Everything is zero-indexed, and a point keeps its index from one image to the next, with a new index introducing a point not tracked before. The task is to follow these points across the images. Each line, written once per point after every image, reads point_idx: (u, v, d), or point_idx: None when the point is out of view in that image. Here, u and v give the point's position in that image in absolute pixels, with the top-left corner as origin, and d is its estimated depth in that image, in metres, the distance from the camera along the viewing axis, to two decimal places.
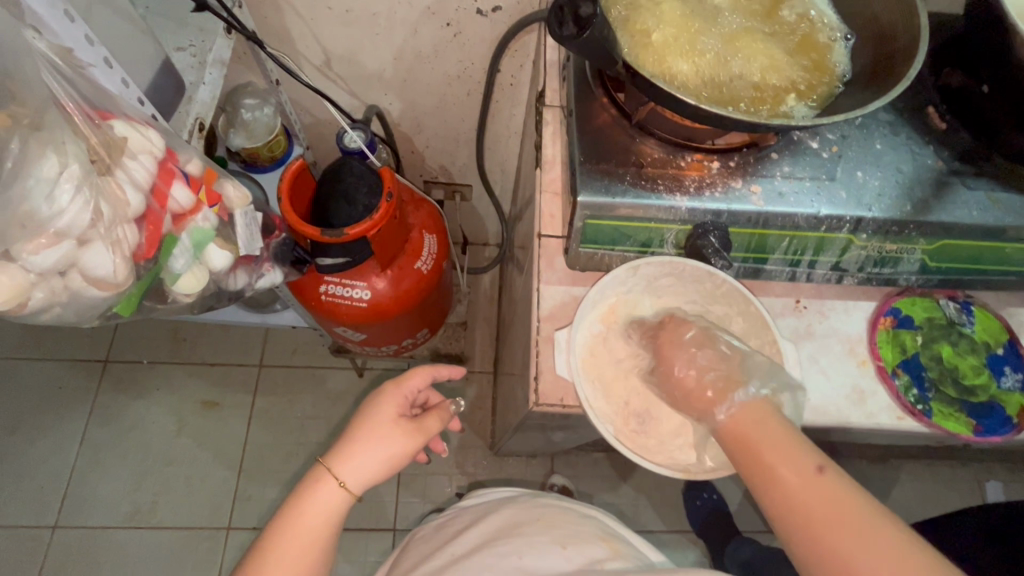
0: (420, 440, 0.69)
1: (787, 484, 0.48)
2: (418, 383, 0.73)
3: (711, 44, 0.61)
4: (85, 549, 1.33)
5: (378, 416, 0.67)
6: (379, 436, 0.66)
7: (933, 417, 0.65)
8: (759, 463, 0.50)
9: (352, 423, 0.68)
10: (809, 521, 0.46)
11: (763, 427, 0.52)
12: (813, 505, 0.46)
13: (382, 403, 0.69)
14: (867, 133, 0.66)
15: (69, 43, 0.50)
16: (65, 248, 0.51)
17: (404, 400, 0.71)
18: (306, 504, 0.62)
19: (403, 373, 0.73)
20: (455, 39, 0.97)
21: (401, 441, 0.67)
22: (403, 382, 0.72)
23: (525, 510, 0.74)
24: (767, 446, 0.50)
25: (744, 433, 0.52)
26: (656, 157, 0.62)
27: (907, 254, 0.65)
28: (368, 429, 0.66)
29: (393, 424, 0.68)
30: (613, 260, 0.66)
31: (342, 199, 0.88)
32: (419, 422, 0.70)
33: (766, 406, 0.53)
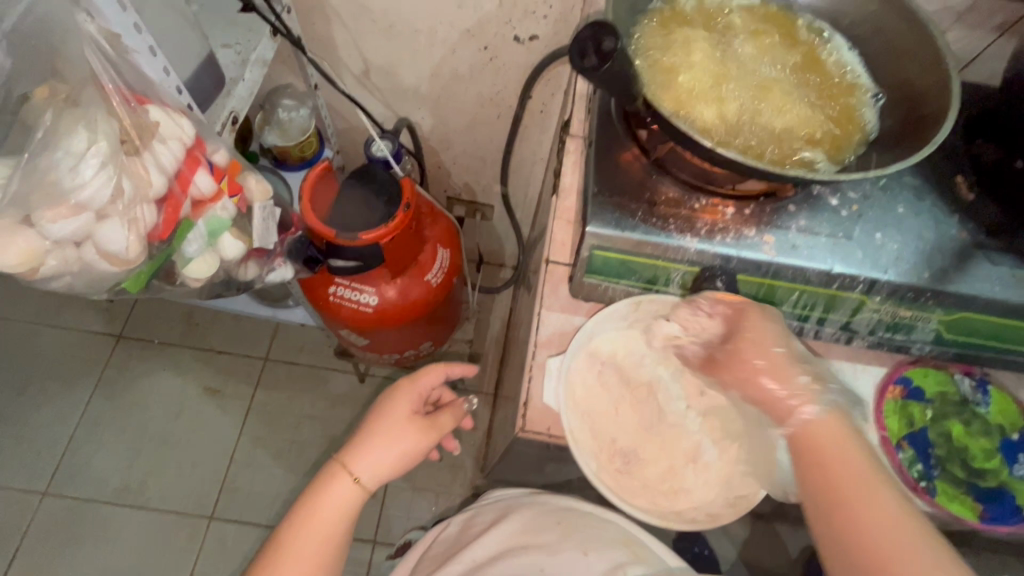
0: (433, 437, 0.69)
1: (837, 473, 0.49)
2: (432, 380, 0.73)
3: (737, 91, 0.61)
4: (70, 519, 1.34)
5: (392, 412, 0.68)
6: (391, 434, 0.66)
7: (937, 496, 0.62)
8: (818, 454, 0.51)
9: (367, 419, 0.68)
10: (861, 532, 0.47)
11: (844, 439, 0.51)
12: (856, 497, 0.48)
13: (398, 400, 0.69)
14: (891, 195, 0.65)
15: (117, 28, 0.53)
16: (84, 220, 0.53)
17: (418, 398, 0.71)
18: (320, 499, 0.62)
19: (417, 370, 0.73)
20: (490, 63, 0.99)
21: (415, 438, 0.67)
22: (417, 379, 0.72)
23: (544, 511, 0.74)
24: (836, 445, 0.51)
25: (821, 441, 0.51)
26: (670, 196, 0.62)
27: (922, 322, 0.63)
28: (384, 426, 0.67)
29: (408, 421, 0.68)
30: (617, 294, 0.65)
31: (361, 204, 0.90)
32: (433, 419, 0.70)
33: (844, 423, 0.52)
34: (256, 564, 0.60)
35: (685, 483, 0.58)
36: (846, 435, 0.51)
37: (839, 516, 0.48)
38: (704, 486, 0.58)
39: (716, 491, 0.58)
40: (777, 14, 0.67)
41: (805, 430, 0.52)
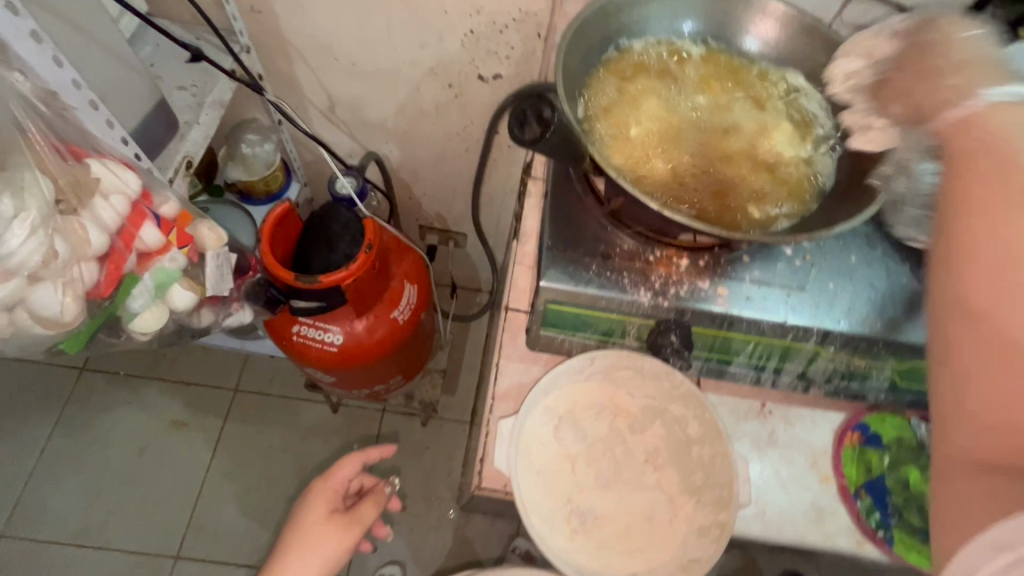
0: (357, 534, 0.67)
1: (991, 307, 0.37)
2: (349, 472, 0.71)
3: (688, 145, 0.61)
4: (27, 563, 1.28)
5: (308, 518, 0.65)
6: (310, 544, 0.63)
7: (895, 546, 0.61)
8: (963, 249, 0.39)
9: (287, 526, 0.66)
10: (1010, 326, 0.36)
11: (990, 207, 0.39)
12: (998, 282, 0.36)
13: (313, 504, 0.67)
14: (843, 244, 0.65)
15: (54, 85, 0.53)
16: (14, 285, 0.50)
17: (335, 494, 0.69)
18: None
19: (331, 464, 0.71)
20: (456, 100, 0.99)
21: (336, 546, 0.64)
22: (332, 476, 0.69)
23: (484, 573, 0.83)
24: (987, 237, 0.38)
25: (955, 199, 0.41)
26: (625, 249, 0.62)
27: (876, 370, 0.63)
28: (302, 538, 0.64)
29: (326, 525, 0.65)
30: (574, 346, 0.64)
31: (324, 245, 0.89)
32: (353, 515, 0.68)
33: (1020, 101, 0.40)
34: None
35: (641, 542, 0.56)
36: None
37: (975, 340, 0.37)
38: (661, 545, 0.56)
39: (673, 551, 0.56)
40: (731, 63, 0.67)
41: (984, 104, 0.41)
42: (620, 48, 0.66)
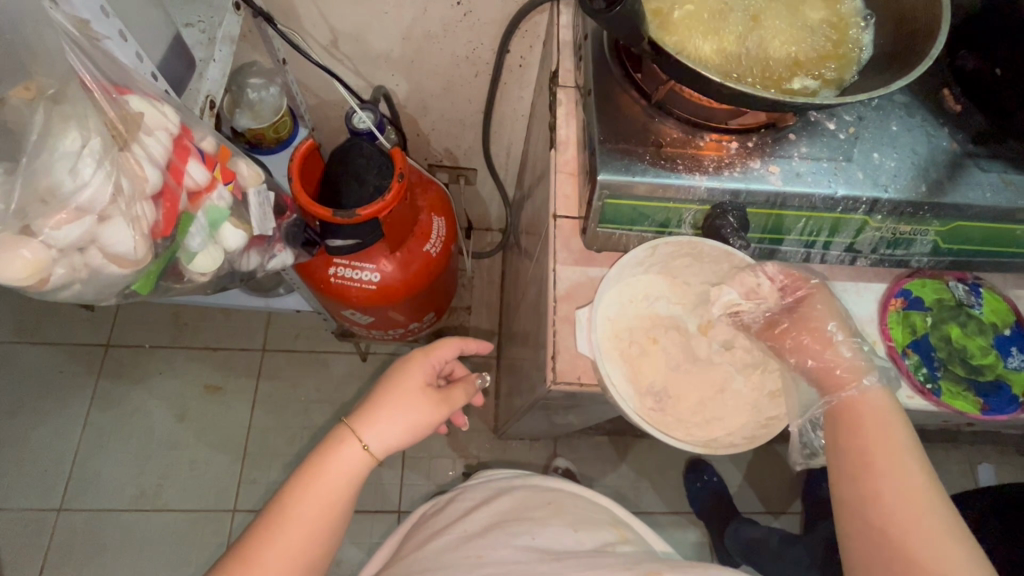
0: (445, 410, 0.69)
1: (894, 494, 0.48)
2: (446, 354, 0.73)
3: (733, 22, 0.60)
4: (90, 532, 1.33)
5: (408, 381, 0.68)
6: (406, 401, 0.66)
7: (942, 396, 0.66)
8: (856, 441, 0.52)
9: (377, 385, 0.68)
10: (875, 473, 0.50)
11: (882, 416, 0.52)
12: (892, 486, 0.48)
13: (413, 369, 0.69)
14: (883, 114, 0.66)
15: (86, 13, 0.50)
16: (87, 223, 0.50)
17: (432, 369, 0.71)
18: (328, 463, 0.62)
19: (434, 342, 0.73)
20: (465, 19, 0.95)
21: (426, 411, 0.67)
22: (434, 351, 0.72)
23: (535, 493, 0.79)
24: (878, 439, 0.51)
25: (861, 411, 0.53)
26: (676, 137, 0.62)
27: (920, 235, 0.66)
28: (396, 397, 0.66)
29: (421, 391, 0.68)
30: (631, 240, 0.66)
31: (354, 180, 0.88)
32: (445, 393, 0.70)
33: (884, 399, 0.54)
34: (260, 521, 0.59)
35: (716, 413, 0.61)
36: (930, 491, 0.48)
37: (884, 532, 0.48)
38: (733, 413, 0.61)
39: (744, 415, 0.61)
40: None
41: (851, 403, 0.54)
42: None
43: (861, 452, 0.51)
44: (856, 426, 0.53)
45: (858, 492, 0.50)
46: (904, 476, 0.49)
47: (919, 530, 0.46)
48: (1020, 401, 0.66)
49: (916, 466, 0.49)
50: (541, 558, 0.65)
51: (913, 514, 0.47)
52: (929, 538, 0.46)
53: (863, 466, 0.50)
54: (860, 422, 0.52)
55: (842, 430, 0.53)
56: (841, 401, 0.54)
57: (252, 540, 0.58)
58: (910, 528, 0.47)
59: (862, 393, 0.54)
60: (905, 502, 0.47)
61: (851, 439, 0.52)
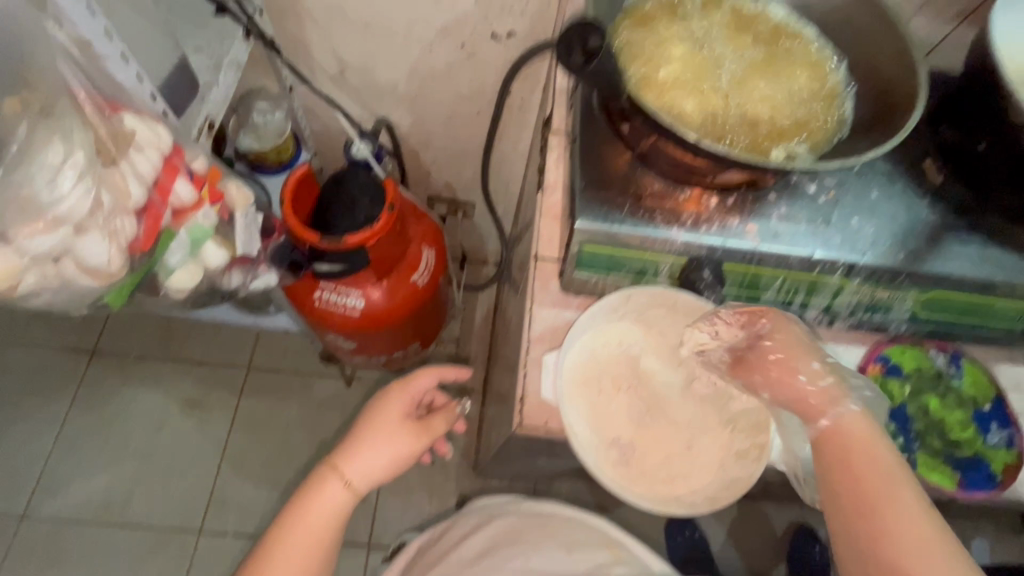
0: (425, 441, 0.69)
1: (901, 530, 0.47)
2: (426, 384, 0.72)
3: (717, 82, 0.62)
4: (51, 543, 1.29)
5: (386, 415, 0.68)
6: (386, 437, 0.66)
7: (918, 468, 0.65)
8: (848, 471, 0.51)
9: (359, 421, 0.68)
10: (873, 510, 0.49)
11: (871, 438, 0.52)
12: (899, 527, 0.47)
13: (391, 404, 0.69)
14: (865, 180, 0.67)
15: (87, 34, 0.50)
16: (62, 235, 0.51)
17: (412, 400, 0.71)
18: (312, 502, 0.63)
19: (411, 372, 0.72)
20: (468, 60, 0.99)
21: (405, 443, 0.67)
22: (412, 382, 0.71)
23: (526, 517, 0.82)
24: (870, 468, 0.50)
25: (851, 435, 0.52)
26: (655, 189, 0.63)
27: (898, 302, 0.65)
28: (375, 433, 0.66)
29: (400, 424, 0.68)
30: (607, 287, 0.66)
31: (345, 207, 0.90)
32: (425, 423, 0.70)
33: (865, 421, 0.53)
34: (251, 561, 0.61)
35: (682, 469, 0.60)
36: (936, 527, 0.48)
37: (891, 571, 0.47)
38: (699, 470, 0.60)
39: (710, 475, 0.59)
40: (750, 7, 0.68)
41: (834, 427, 0.53)
42: None
43: (851, 482, 0.50)
44: (845, 457, 0.52)
45: (862, 528, 0.49)
46: (905, 513, 0.48)
47: (929, 569, 0.46)
48: (998, 479, 0.64)
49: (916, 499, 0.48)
50: None
51: (918, 550, 0.47)
52: (938, 573, 0.46)
53: (861, 499, 0.49)
54: (846, 451, 0.52)
55: (832, 455, 0.52)
56: (825, 428, 0.54)
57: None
58: (918, 564, 0.46)
59: (846, 415, 0.53)
60: (912, 540, 0.47)
61: (847, 469, 0.51)
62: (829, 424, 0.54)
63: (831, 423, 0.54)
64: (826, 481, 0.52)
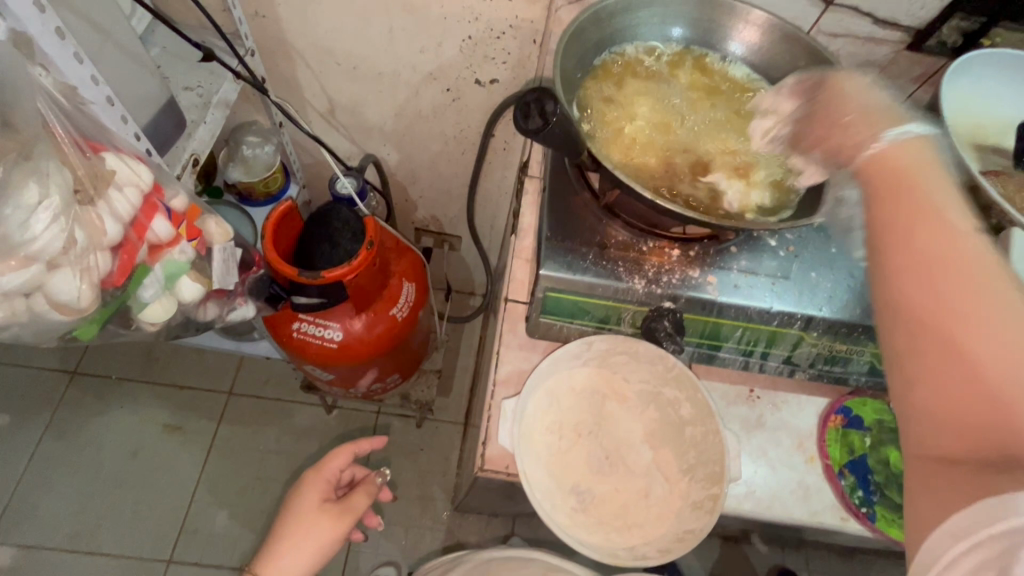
0: (349, 522, 0.69)
1: (941, 297, 0.40)
2: (340, 464, 0.73)
3: (680, 140, 0.65)
4: (15, 570, 1.26)
5: (301, 507, 0.68)
6: (305, 529, 0.66)
7: (877, 521, 0.65)
8: (901, 190, 0.45)
9: (278, 519, 0.68)
10: (916, 245, 0.42)
11: (922, 170, 0.46)
12: (940, 260, 0.41)
13: (305, 494, 0.69)
14: (825, 236, 0.69)
15: (74, 81, 0.55)
16: (34, 271, 0.52)
17: (327, 484, 0.71)
18: None
19: (323, 455, 0.73)
20: (453, 103, 1.02)
21: (327, 531, 0.67)
22: (322, 466, 0.72)
23: (466, 568, 0.81)
24: (910, 198, 0.44)
25: (897, 161, 0.47)
26: (620, 240, 0.65)
27: (857, 355, 0.67)
28: (293, 527, 0.66)
29: (318, 513, 0.68)
30: (572, 332, 0.67)
31: (325, 242, 0.91)
32: (345, 503, 0.70)
33: (918, 154, 0.47)
34: None
35: (639, 519, 0.60)
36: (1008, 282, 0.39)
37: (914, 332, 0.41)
38: (657, 520, 0.60)
39: (667, 524, 0.59)
40: (717, 68, 0.72)
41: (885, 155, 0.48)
42: (614, 52, 0.70)
43: (887, 221, 0.45)
44: (892, 178, 0.46)
45: (895, 259, 0.43)
46: (953, 247, 0.41)
47: (967, 278, 0.40)
48: None
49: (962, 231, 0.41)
50: None
51: (947, 309, 0.40)
52: (986, 320, 0.38)
53: (900, 229, 0.43)
54: (898, 174, 0.46)
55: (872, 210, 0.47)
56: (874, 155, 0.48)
57: None
58: (976, 346, 0.38)
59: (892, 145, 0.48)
60: (940, 251, 0.41)
61: (882, 209, 0.45)
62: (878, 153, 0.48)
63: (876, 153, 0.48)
64: (866, 230, 0.46)
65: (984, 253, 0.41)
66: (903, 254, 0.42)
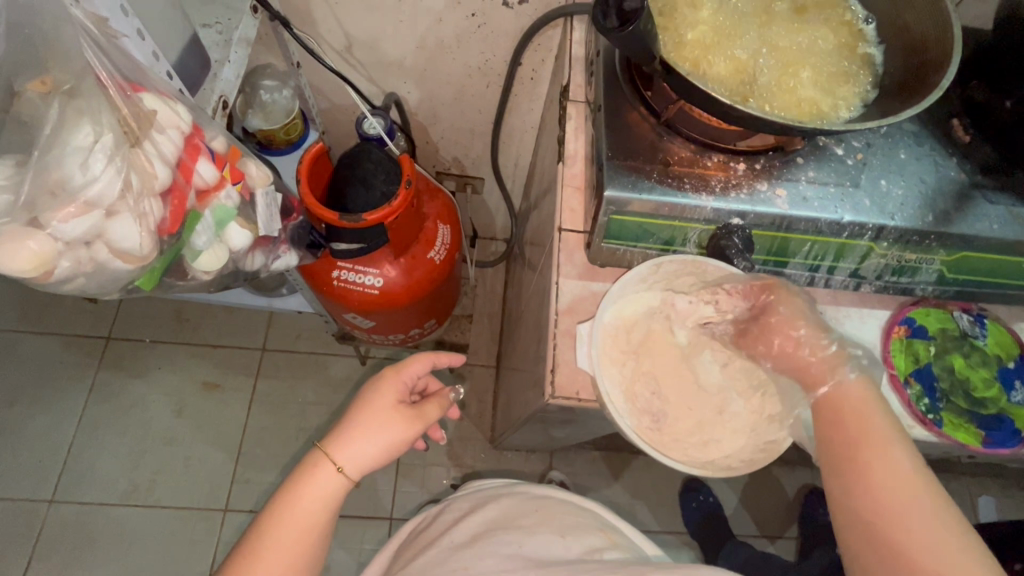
0: (418, 427, 0.71)
1: (878, 482, 0.49)
2: (418, 370, 0.75)
3: (743, 44, 0.61)
4: (81, 525, 1.32)
5: (378, 399, 0.69)
6: (379, 419, 0.68)
7: (944, 426, 0.65)
8: (845, 435, 0.52)
9: (350, 407, 0.70)
10: (860, 466, 0.50)
11: (866, 409, 0.53)
12: (891, 494, 0.48)
13: (383, 388, 0.70)
14: (892, 142, 0.66)
15: (104, 11, 0.50)
16: (94, 218, 0.51)
17: (403, 386, 0.73)
18: (303, 488, 0.63)
19: (405, 358, 0.75)
20: (478, 30, 0.96)
21: (400, 427, 0.69)
22: (403, 368, 0.73)
23: (524, 500, 0.77)
24: (859, 447, 0.51)
25: (842, 406, 0.54)
26: (683, 156, 0.62)
27: (925, 264, 0.65)
28: (367, 415, 0.68)
29: (393, 411, 0.69)
30: (635, 257, 0.66)
31: (360, 184, 0.89)
32: (418, 409, 0.72)
33: (867, 389, 0.54)
34: (241, 545, 0.61)
35: (714, 434, 0.61)
36: (942, 503, 0.47)
37: (863, 508, 0.49)
38: (732, 435, 0.61)
39: (739, 440, 0.61)
40: None
41: (830, 396, 0.55)
42: None
43: (841, 431, 0.52)
44: (846, 438, 0.52)
45: (846, 470, 0.51)
46: (897, 473, 0.48)
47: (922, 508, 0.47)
48: (1022, 435, 0.66)
49: (902, 456, 0.49)
50: (529, 567, 0.64)
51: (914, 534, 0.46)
52: (931, 544, 0.46)
53: (847, 447, 0.51)
54: (841, 415, 0.53)
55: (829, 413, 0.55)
56: (824, 394, 0.55)
57: (228, 569, 0.59)
58: None
59: (843, 384, 0.54)
60: (872, 461, 0.50)
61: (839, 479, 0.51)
62: (826, 391, 0.55)
63: (827, 392, 0.55)
64: (820, 412, 0.55)
65: (915, 486, 0.48)
66: (859, 461, 0.50)
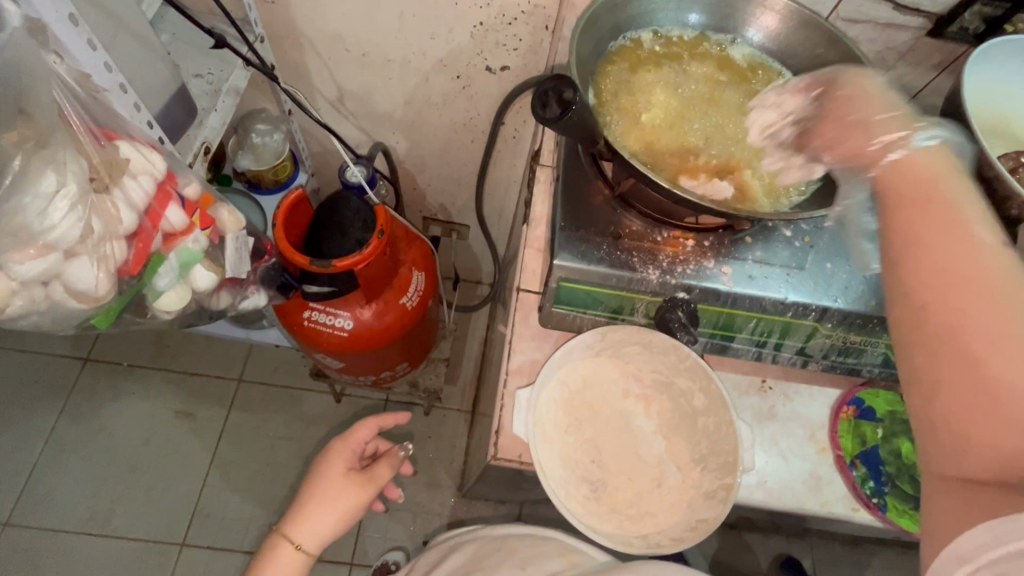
0: (371, 492, 0.70)
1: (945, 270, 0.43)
2: (364, 436, 0.74)
3: (693, 129, 0.65)
4: (32, 551, 1.29)
5: (327, 474, 0.69)
6: (331, 494, 0.68)
7: (888, 511, 0.65)
8: (909, 219, 0.46)
9: (303, 485, 0.70)
10: (925, 251, 0.44)
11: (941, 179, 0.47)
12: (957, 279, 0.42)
13: (332, 461, 0.70)
14: (841, 227, 0.68)
15: (88, 68, 0.56)
16: (52, 260, 0.53)
17: (352, 454, 0.73)
18: (268, 574, 0.64)
19: (350, 426, 0.74)
20: (464, 90, 1.01)
21: (351, 497, 0.68)
22: (350, 437, 0.73)
23: (485, 544, 0.75)
24: (925, 218, 0.45)
25: (907, 178, 0.48)
26: (634, 230, 0.64)
27: (871, 346, 0.66)
28: (319, 491, 0.68)
29: (343, 482, 0.69)
30: (585, 323, 0.68)
31: (335, 231, 0.92)
32: (369, 473, 0.71)
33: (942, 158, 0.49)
34: None
35: (650, 508, 0.62)
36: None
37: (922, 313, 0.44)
38: (669, 510, 0.61)
39: (673, 518, 0.61)
40: (730, 59, 0.71)
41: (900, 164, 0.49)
42: (630, 39, 0.70)
43: (902, 220, 0.47)
44: (906, 198, 0.48)
45: (907, 276, 0.45)
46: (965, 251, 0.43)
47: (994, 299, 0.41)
48: None
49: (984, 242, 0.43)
50: None
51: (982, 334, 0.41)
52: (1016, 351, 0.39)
53: (915, 235, 0.45)
54: (910, 186, 0.48)
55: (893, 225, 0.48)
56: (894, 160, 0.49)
57: None
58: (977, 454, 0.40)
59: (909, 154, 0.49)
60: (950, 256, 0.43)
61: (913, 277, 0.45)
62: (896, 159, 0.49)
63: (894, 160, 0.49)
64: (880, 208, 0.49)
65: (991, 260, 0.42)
66: (922, 252, 0.44)
